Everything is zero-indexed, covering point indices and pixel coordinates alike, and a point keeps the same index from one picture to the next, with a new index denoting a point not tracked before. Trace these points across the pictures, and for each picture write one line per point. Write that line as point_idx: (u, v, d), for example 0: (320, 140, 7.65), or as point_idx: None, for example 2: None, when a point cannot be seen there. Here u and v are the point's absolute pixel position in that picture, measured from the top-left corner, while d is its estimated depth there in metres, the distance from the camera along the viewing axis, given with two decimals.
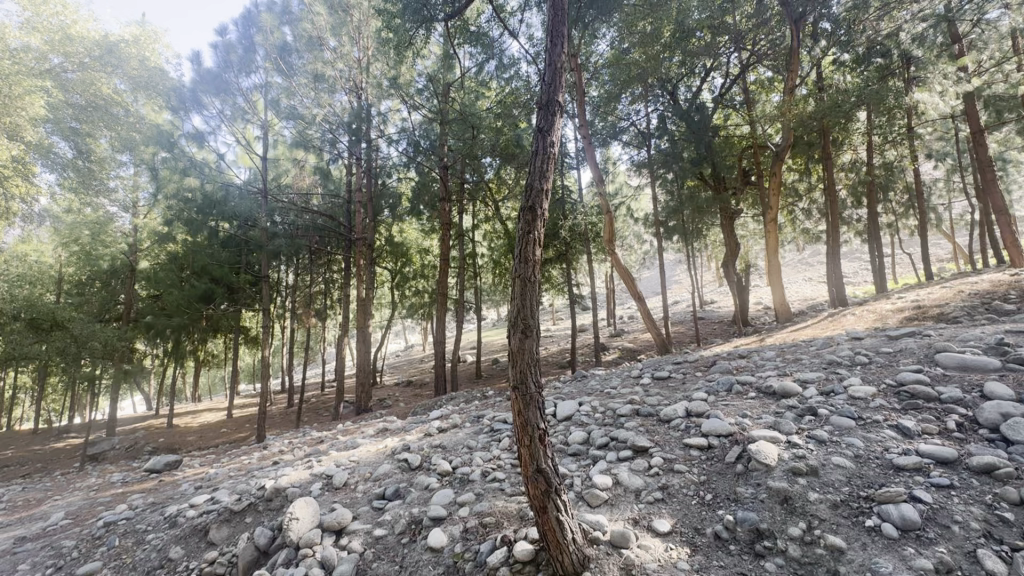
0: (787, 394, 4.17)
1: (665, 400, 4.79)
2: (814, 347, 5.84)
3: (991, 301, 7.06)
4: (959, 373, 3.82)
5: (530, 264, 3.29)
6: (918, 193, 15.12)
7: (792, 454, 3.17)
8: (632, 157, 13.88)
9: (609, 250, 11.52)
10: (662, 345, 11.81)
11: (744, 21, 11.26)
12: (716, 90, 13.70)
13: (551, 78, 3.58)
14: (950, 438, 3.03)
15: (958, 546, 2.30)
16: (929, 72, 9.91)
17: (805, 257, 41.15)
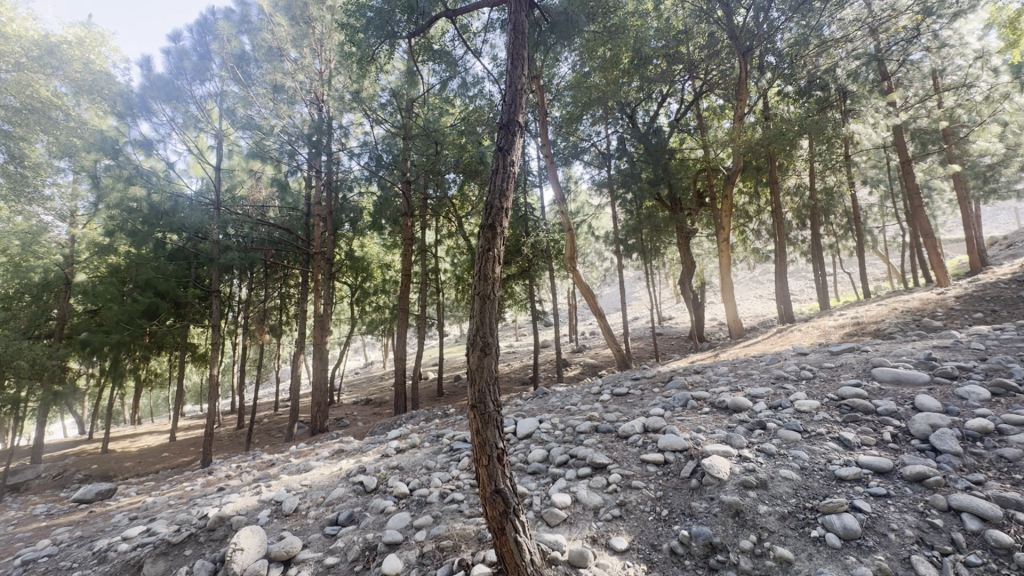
0: (738, 408, 4.31)
1: (623, 416, 4.85)
2: (763, 362, 6.09)
3: (921, 317, 7.59)
4: (894, 387, 4.05)
5: (490, 281, 3.30)
6: (855, 217, 16.18)
7: (743, 467, 3.26)
8: (593, 177, 14.23)
9: (570, 266, 11.68)
10: (622, 360, 12.00)
11: (697, 52, 11.87)
12: (672, 114, 14.30)
13: (512, 99, 3.65)
14: (887, 449, 3.21)
15: (895, 553, 2.42)
16: (863, 105, 10.72)
17: (756, 276, 43.12)
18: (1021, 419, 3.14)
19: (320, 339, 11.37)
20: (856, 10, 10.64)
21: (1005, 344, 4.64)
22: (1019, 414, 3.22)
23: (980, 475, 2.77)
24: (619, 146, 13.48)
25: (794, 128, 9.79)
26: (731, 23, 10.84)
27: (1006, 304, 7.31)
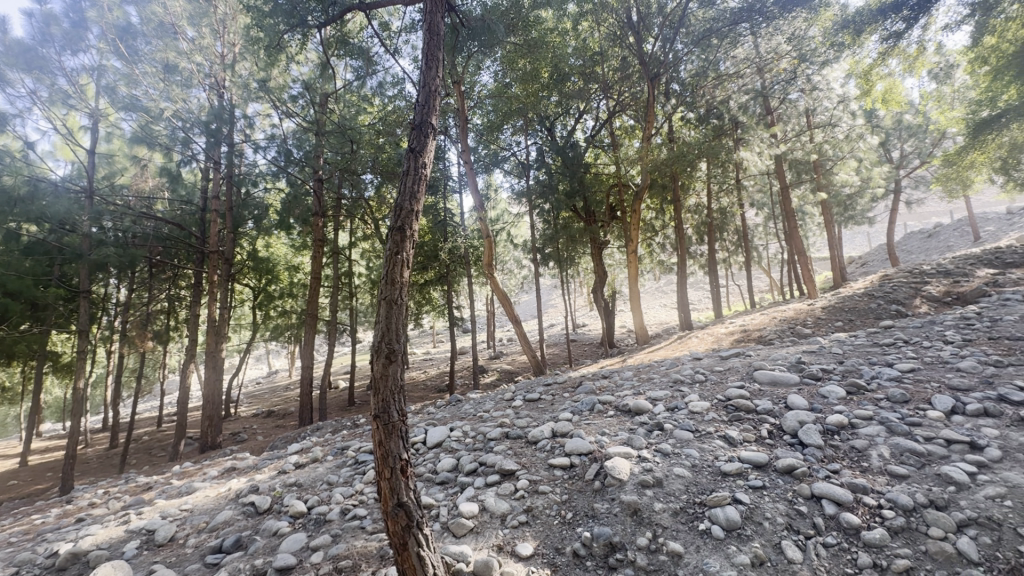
0: (640, 411, 4.53)
1: (534, 422, 4.91)
2: (664, 367, 6.51)
3: (795, 325, 8.55)
4: (771, 388, 4.50)
5: (397, 286, 3.19)
6: (745, 235, 17.97)
7: (642, 467, 3.43)
8: (513, 186, 14.41)
9: (488, 273, 11.70)
10: (537, 367, 12.20)
11: (612, 73, 12.54)
12: (588, 131, 14.93)
13: (425, 99, 3.58)
14: (764, 445, 3.54)
15: (768, 539, 2.65)
16: (752, 136, 11.93)
17: (661, 285, 46.32)
18: (869, 414, 3.64)
19: (214, 347, 10.31)
20: (746, 50, 11.91)
21: (857, 349, 5.36)
22: (866, 409, 3.72)
23: (837, 464, 3.15)
24: (538, 157, 13.82)
25: (694, 150, 10.67)
26: (640, 50, 11.61)
27: (859, 315, 8.47)
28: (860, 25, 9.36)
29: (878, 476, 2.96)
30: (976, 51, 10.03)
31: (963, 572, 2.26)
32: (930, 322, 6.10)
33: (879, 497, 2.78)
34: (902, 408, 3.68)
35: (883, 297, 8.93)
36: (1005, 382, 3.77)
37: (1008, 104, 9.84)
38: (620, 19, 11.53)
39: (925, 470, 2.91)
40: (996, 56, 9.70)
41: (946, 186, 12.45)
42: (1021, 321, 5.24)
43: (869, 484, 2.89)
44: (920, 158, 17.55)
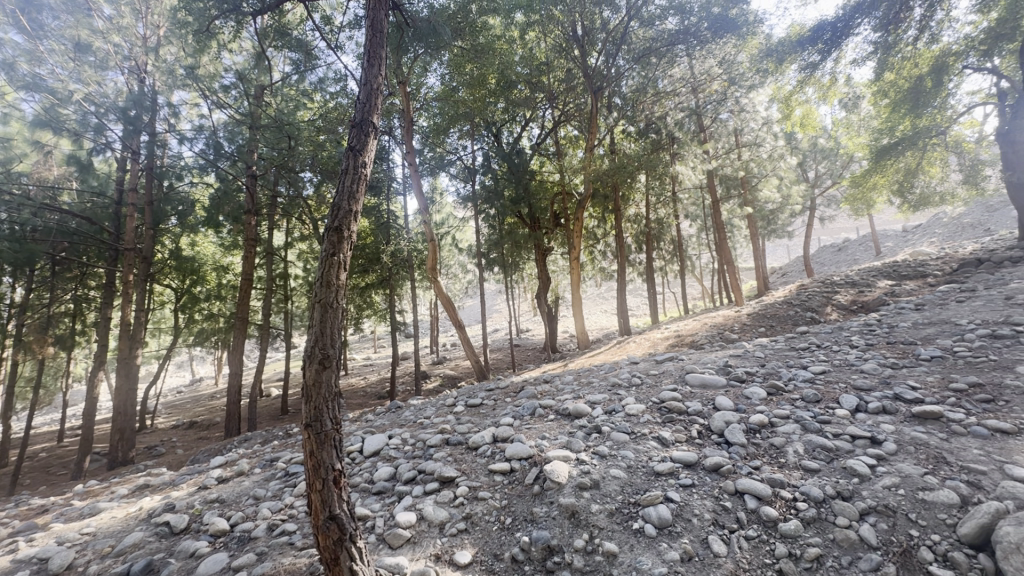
0: (579, 415, 4.62)
1: (475, 427, 4.88)
2: (603, 371, 6.70)
3: (724, 331, 9.07)
4: (701, 390, 4.74)
5: (332, 289, 3.07)
6: (680, 245, 18.90)
7: (580, 470, 3.49)
8: (458, 190, 14.31)
9: (432, 278, 11.52)
10: (480, 372, 12.15)
11: (557, 84, 12.81)
12: (534, 138, 15.14)
13: (366, 97, 3.49)
14: (694, 444, 3.71)
15: (696, 535, 2.77)
16: (686, 152, 12.60)
17: (603, 292, 47.79)
18: (786, 413, 3.92)
19: (127, 354, 9.39)
20: (682, 70, 12.57)
21: (776, 353, 5.78)
22: (784, 409, 4.00)
23: (758, 461, 3.36)
24: (484, 162, 13.84)
25: (634, 163, 11.08)
26: (585, 63, 11.91)
27: (779, 321, 9.14)
28: (782, 54, 10.20)
29: (794, 471, 3.18)
30: (879, 84, 11.19)
31: (865, 556, 2.48)
32: (838, 328, 6.69)
33: (794, 490, 2.99)
34: (815, 407, 4.00)
35: (800, 305, 9.69)
36: (899, 382, 4.20)
37: (903, 134, 11.06)
38: (565, 31, 11.56)
39: (833, 464, 3.18)
40: (894, 90, 10.95)
41: (853, 205, 13.74)
42: (913, 328, 5.88)
43: (786, 479, 3.10)
44: (832, 179, 19.28)
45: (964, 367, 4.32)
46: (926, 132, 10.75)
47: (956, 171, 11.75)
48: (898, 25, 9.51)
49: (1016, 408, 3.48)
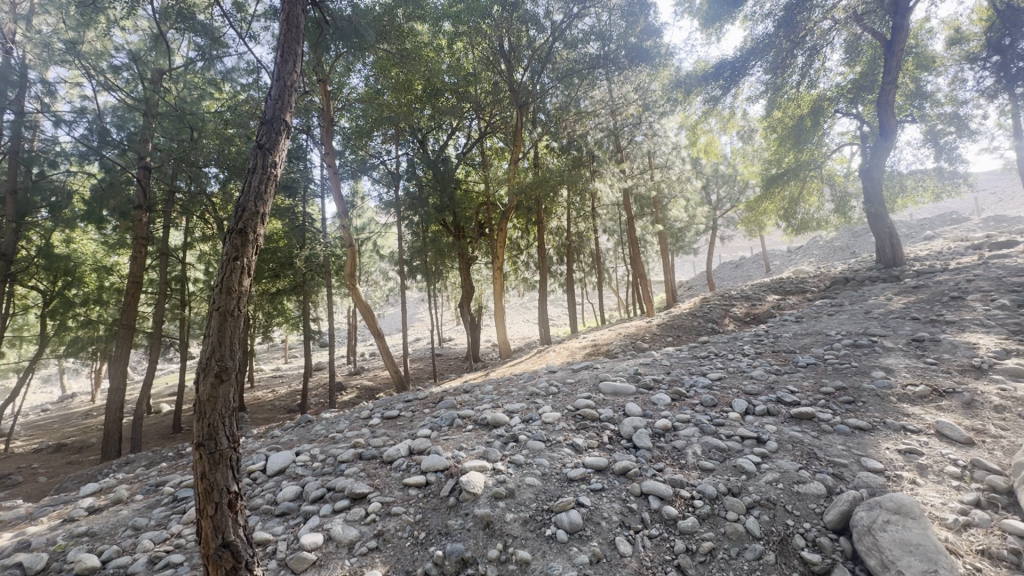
0: (497, 424, 4.65)
1: (391, 440, 4.73)
2: (522, 380, 6.80)
3: (637, 340, 9.61)
4: (613, 397, 4.97)
5: (233, 295, 2.85)
6: (597, 258, 19.80)
7: (496, 479, 3.50)
8: (381, 195, 13.92)
9: (350, 285, 11.04)
10: (400, 383, 11.81)
11: (484, 95, 12.99)
12: (460, 147, 15.16)
13: (279, 94, 3.31)
14: (605, 450, 3.87)
15: (605, 537, 2.89)
16: (605, 170, 13.26)
17: (526, 302, 48.70)
18: (687, 417, 4.23)
19: None
20: (602, 93, 13.26)
21: (681, 361, 6.22)
22: (686, 414, 4.31)
23: (661, 463, 3.58)
24: (407, 168, 13.60)
25: (555, 178, 11.44)
26: (511, 78, 12.16)
27: (685, 331, 9.86)
28: (690, 86, 11.15)
29: (693, 471, 3.43)
30: (769, 120, 12.62)
31: (750, 546, 2.73)
32: (734, 338, 7.36)
33: (692, 489, 3.23)
34: (712, 411, 4.36)
35: (703, 316, 10.51)
36: (781, 387, 4.71)
37: (789, 165, 12.51)
38: (492, 45, 11.74)
39: (725, 463, 3.47)
40: (782, 126, 12.42)
41: (748, 227, 15.24)
42: (794, 338, 6.61)
43: (686, 479, 3.33)
44: (730, 202, 21.26)
45: (832, 372, 4.94)
46: (805, 165, 12.26)
47: (829, 201, 13.49)
48: (784, 69, 10.79)
49: (871, 407, 4.04)
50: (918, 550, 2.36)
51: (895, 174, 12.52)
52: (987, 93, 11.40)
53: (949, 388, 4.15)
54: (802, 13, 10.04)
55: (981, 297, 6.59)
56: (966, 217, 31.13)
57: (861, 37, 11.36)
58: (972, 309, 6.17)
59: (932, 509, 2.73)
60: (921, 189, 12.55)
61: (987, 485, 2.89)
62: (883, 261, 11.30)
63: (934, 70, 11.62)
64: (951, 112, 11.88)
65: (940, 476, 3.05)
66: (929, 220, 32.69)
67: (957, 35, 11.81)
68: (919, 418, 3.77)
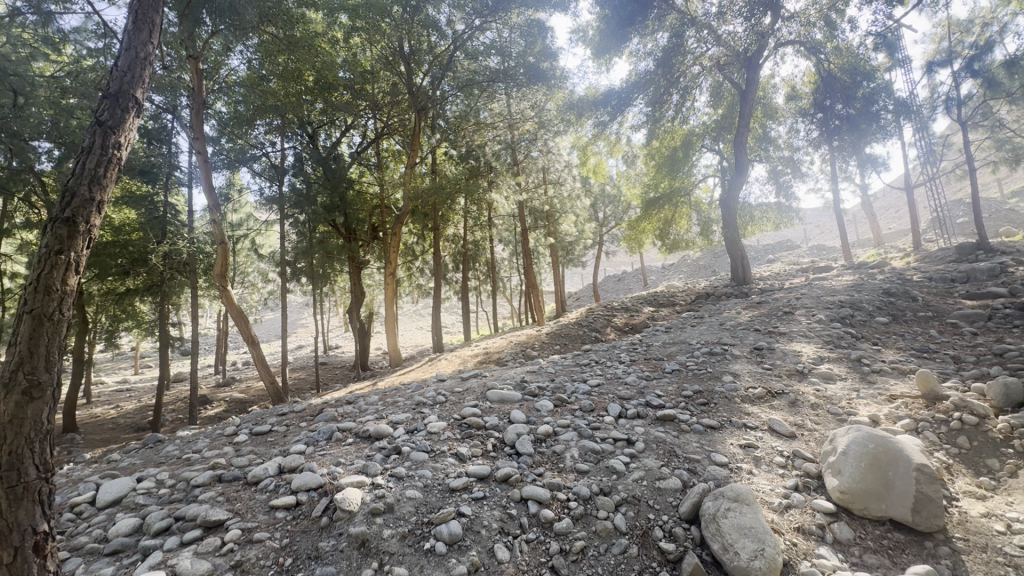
0: (380, 436, 4.47)
1: (259, 459, 4.30)
2: (410, 389, 6.64)
3: (528, 348, 9.91)
4: (499, 405, 5.04)
5: (53, 295, 2.39)
6: (492, 267, 20.13)
7: (374, 495, 3.35)
8: (262, 190, 12.72)
9: (220, 286, 9.88)
10: (277, 395, 10.84)
11: (382, 95, 12.61)
12: (354, 146, 14.47)
13: (129, 65, 2.88)
14: (488, 457, 3.91)
15: (484, 546, 2.90)
16: (502, 182, 13.60)
17: (420, 309, 47.88)
18: (567, 422, 4.44)
19: None
20: (501, 107, 13.56)
21: (565, 369, 6.52)
22: (566, 419, 4.52)
23: (541, 468, 3.70)
24: (294, 163, 12.61)
25: (451, 186, 11.43)
26: (410, 81, 11.93)
27: (571, 340, 10.36)
28: (582, 109, 11.93)
29: (569, 473, 3.60)
30: (649, 148, 13.96)
31: (617, 542, 2.93)
32: (612, 347, 7.91)
33: (568, 491, 3.38)
34: (589, 415, 4.63)
35: (587, 325, 11.15)
36: (650, 392, 5.16)
37: (664, 191, 13.96)
38: (392, 46, 11.45)
39: (600, 465, 3.69)
40: (659, 155, 13.80)
41: (629, 244, 16.58)
42: (663, 346, 7.31)
43: (563, 482, 3.48)
44: (615, 220, 22.99)
45: (692, 377, 5.54)
46: (677, 191, 13.75)
47: (696, 224, 15.24)
48: (662, 104, 12.01)
49: (720, 408, 4.60)
50: (751, 532, 2.71)
51: (746, 205, 14.54)
52: (813, 143, 13.78)
53: (779, 389, 4.89)
54: (676, 57, 11.21)
55: (805, 313, 7.88)
56: (796, 245, 37.14)
57: (723, 84, 13.04)
58: (799, 323, 7.34)
59: (762, 494, 3.16)
60: (766, 219, 14.70)
61: (803, 471, 3.44)
62: (736, 280, 13.01)
63: (776, 119, 13.76)
64: (787, 156, 14.17)
65: (770, 466, 3.55)
66: (773, 246, 38.36)
67: (793, 92, 14.09)
68: (756, 416, 4.37)
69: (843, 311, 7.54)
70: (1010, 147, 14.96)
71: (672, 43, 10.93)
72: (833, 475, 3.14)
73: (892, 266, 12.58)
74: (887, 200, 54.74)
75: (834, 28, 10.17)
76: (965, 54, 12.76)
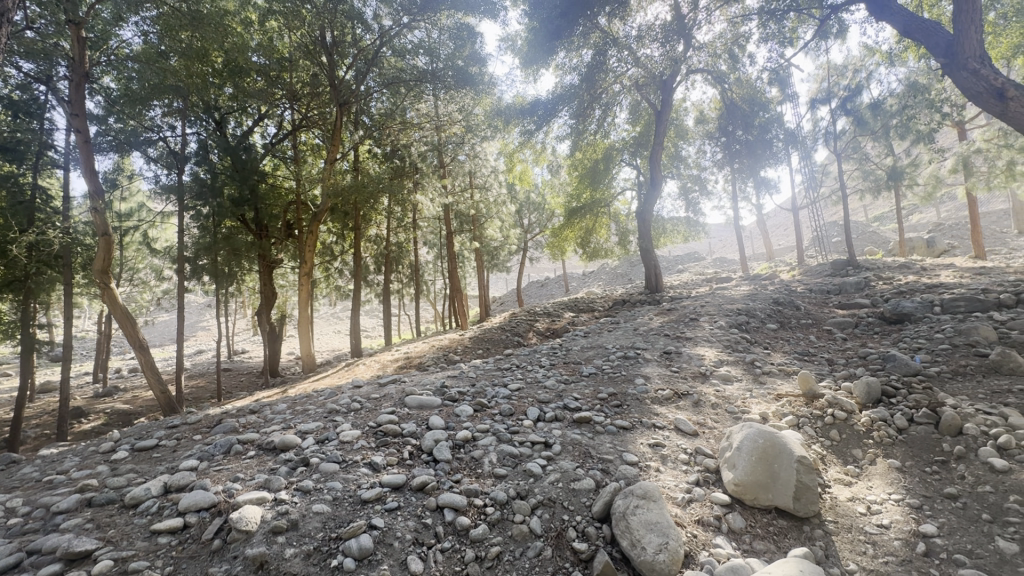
0: (287, 447, 4.16)
1: (141, 478, 3.82)
2: (323, 396, 6.27)
3: (450, 352, 9.79)
4: (417, 411, 4.90)
5: None
6: (415, 270, 19.70)
7: (276, 512, 3.10)
8: (157, 177, 11.45)
9: (100, 284, 8.69)
10: (169, 406, 9.75)
11: (300, 85, 11.93)
12: (268, 137, 13.51)
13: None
14: (404, 466, 3.77)
15: (396, 558, 2.79)
16: (427, 183, 13.37)
17: (338, 311, 45.79)
18: (486, 427, 4.42)
19: None
20: (428, 107, 13.34)
21: (486, 373, 6.50)
22: (485, 424, 4.50)
23: (459, 474, 3.64)
24: (197, 150, 11.49)
25: (374, 186, 11.00)
26: (332, 72, 11.38)
27: (494, 345, 10.38)
28: (509, 117, 12.04)
29: (487, 479, 3.57)
30: (572, 159, 14.45)
31: (532, 545, 2.94)
32: (534, 351, 8.03)
33: (484, 497, 3.35)
34: (509, 419, 4.65)
35: (510, 330, 11.22)
36: (568, 395, 5.29)
37: (586, 201, 14.48)
38: (312, 34, 10.84)
39: (517, 469, 3.70)
40: (581, 166, 14.31)
41: (552, 251, 17.00)
42: (581, 351, 7.54)
43: (480, 488, 3.45)
44: (539, 227, 23.48)
45: (607, 380, 5.76)
46: (598, 202, 14.33)
47: (614, 234, 15.99)
48: (585, 118, 12.47)
49: (633, 409, 4.83)
50: (656, 527, 2.85)
51: (660, 218, 15.52)
52: (718, 164, 15.05)
53: (685, 391, 5.22)
54: (600, 74, 11.72)
55: (708, 319, 8.54)
56: (702, 255, 40.26)
57: (641, 103, 13.84)
58: (703, 328, 7.93)
59: (668, 489, 3.35)
60: (677, 232, 15.77)
61: (703, 466, 3.70)
62: (650, 288, 13.80)
63: (686, 140, 14.84)
64: (695, 175, 15.36)
65: (675, 463, 3.77)
66: (682, 258, 41.34)
67: (701, 116, 15.28)
68: (664, 416, 4.63)
69: (740, 318, 8.26)
70: (874, 178, 17.08)
71: (596, 61, 11.48)
72: (728, 469, 3.40)
73: (781, 279, 14.02)
74: (777, 219, 61.19)
75: (736, 62, 11.17)
76: (840, 94, 14.64)
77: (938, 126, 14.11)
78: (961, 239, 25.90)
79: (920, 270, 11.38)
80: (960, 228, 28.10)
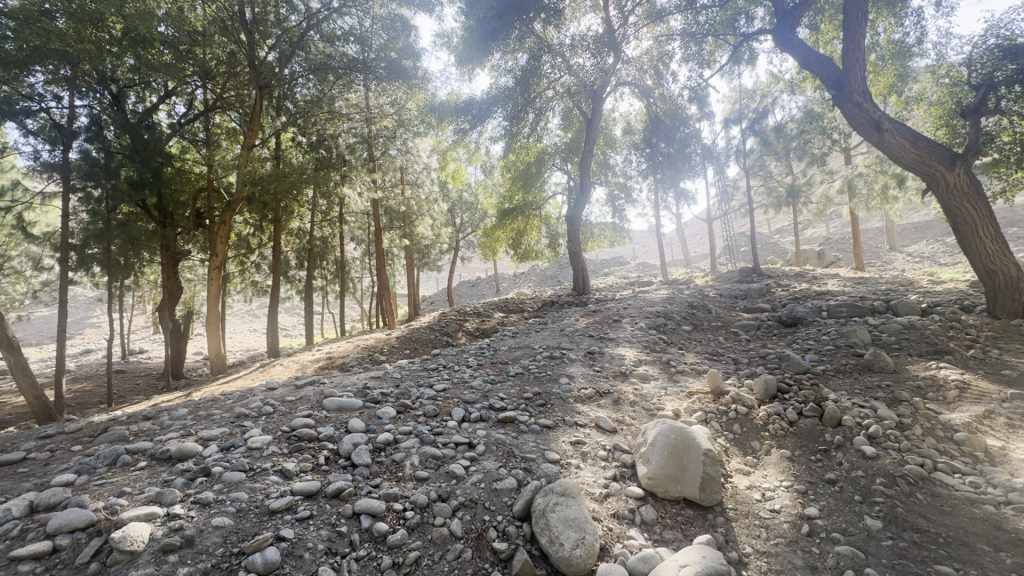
0: (185, 456, 3.79)
1: (1, 498, 3.30)
2: (231, 399, 5.81)
3: (375, 352, 9.47)
4: (336, 414, 4.68)
5: None
6: (341, 266, 18.87)
7: (169, 528, 2.81)
8: (36, 152, 10.02)
9: None
10: (44, 412, 8.55)
11: (214, 62, 10.98)
12: (175, 116, 12.32)
13: None
14: (319, 472, 3.58)
15: (304, 570, 2.64)
16: (355, 176, 12.85)
17: (254, 308, 42.81)
18: (408, 429, 4.31)
19: None
20: (358, 98, 12.81)
21: (411, 374, 6.33)
22: (408, 426, 4.39)
23: (378, 478, 3.51)
24: (88, 125, 10.18)
25: (296, 175, 10.38)
26: (251, 53, 10.58)
27: (421, 344, 10.17)
28: (443, 114, 11.92)
29: (408, 482, 3.48)
30: (506, 160, 14.55)
31: (451, 548, 2.90)
32: (461, 351, 7.95)
33: (404, 501, 3.25)
34: (433, 420, 4.56)
35: (439, 329, 11.04)
36: (493, 395, 5.29)
37: (518, 203, 14.67)
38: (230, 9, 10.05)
39: (439, 470, 3.64)
40: (514, 168, 14.46)
41: (484, 251, 16.98)
42: (509, 351, 7.59)
43: (400, 492, 3.35)
44: (471, 227, 23.42)
45: (533, 380, 5.84)
46: (529, 205, 14.51)
47: (545, 237, 16.28)
48: (518, 121, 12.62)
49: (556, 408, 4.93)
50: (574, 523, 2.92)
51: (588, 223, 16.08)
52: (642, 174, 15.87)
53: (606, 389, 5.42)
54: (534, 79, 11.80)
55: (629, 321, 8.95)
56: (626, 261, 42.28)
57: (572, 111, 14.20)
58: (625, 330, 8.27)
59: (586, 485, 3.45)
60: (604, 236, 16.40)
61: (620, 462, 3.85)
62: (576, 289, 14.30)
63: (614, 149, 15.43)
64: (621, 182, 16.04)
65: (594, 459, 3.90)
66: (608, 262, 43.09)
67: (629, 127, 15.98)
68: (586, 414, 4.77)
69: (659, 321, 8.74)
70: (776, 195, 18.79)
71: (530, 65, 11.57)
72: (643, 464, 3.56)
73: (697, 284, 15.02)
74: (693, 229, 65.82)
75: (660, 78, 11.69)
76: (750, 116, 16.00)
77: (829, 151, 15.83)
78: (844, 253, 29.31)
79: (812, 279, 12.69)
80: (844, 243, 31.78)
